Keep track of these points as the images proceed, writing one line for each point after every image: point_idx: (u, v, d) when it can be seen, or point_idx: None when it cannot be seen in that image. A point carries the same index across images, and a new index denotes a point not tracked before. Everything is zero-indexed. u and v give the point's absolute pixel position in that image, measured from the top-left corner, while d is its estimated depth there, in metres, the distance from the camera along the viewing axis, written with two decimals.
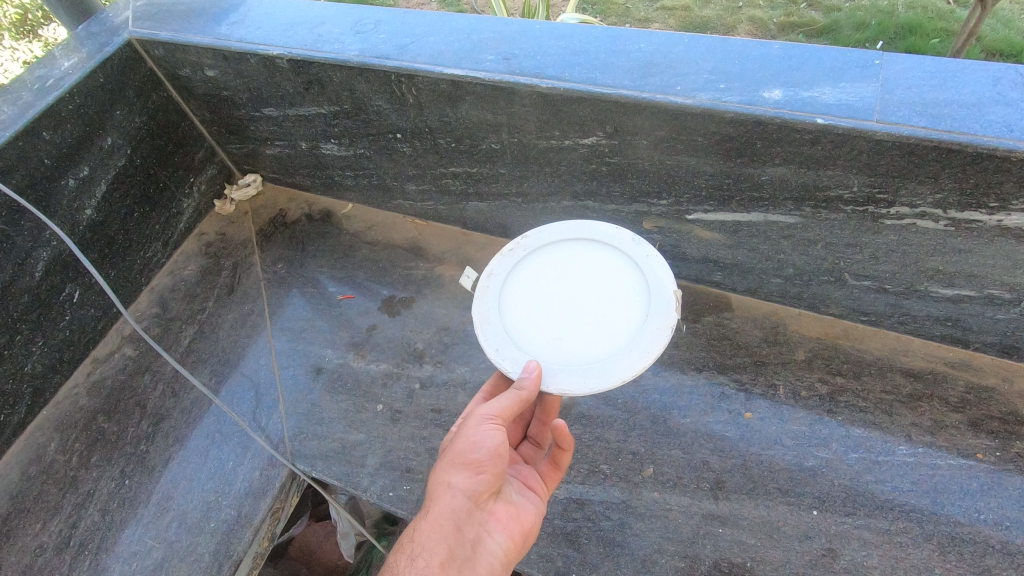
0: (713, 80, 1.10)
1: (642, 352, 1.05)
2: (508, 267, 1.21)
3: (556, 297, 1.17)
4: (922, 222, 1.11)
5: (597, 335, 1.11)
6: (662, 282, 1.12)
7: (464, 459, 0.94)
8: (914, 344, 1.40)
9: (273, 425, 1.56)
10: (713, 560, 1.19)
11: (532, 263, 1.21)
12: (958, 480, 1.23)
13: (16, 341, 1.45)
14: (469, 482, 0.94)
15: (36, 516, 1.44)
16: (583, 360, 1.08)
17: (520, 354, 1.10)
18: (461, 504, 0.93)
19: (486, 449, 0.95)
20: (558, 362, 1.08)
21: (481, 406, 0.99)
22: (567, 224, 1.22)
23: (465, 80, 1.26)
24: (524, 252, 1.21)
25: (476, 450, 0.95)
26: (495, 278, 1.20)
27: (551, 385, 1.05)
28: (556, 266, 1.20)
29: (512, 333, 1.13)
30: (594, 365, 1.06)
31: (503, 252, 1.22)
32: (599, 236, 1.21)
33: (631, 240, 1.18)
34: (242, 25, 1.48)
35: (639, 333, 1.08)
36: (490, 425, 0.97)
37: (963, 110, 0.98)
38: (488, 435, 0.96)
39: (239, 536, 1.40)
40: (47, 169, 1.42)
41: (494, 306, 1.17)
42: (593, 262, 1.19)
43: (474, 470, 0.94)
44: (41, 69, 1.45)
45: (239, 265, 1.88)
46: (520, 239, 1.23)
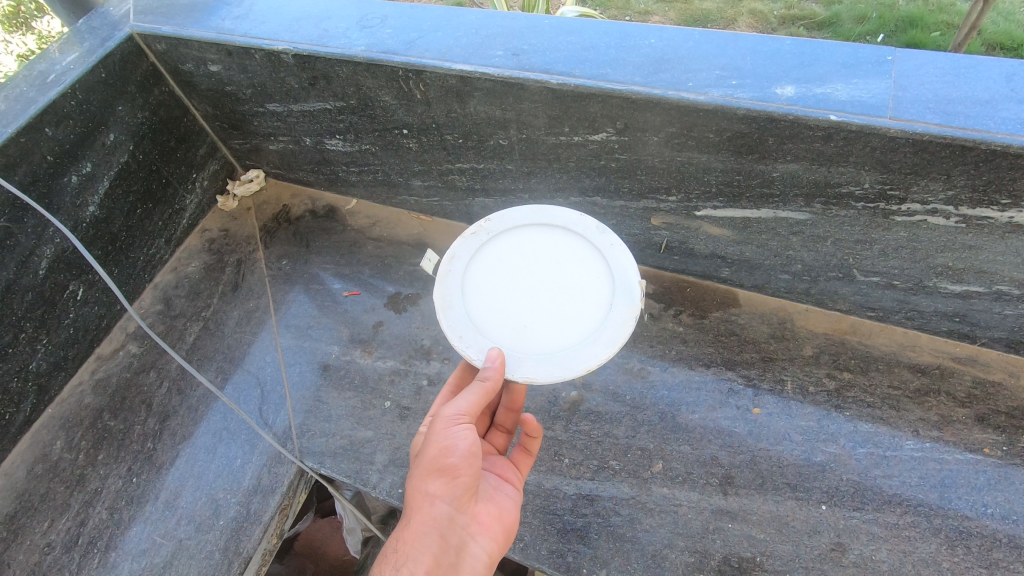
0: (725, 76, 1.10)
1: (607, 343, 1.06)
2: (470, 249, 1.19)
3: (519, 283, 1.16)
4: (933, 218, 1.12)
5: (563, 323, 1.11)
6: (625, 268, 1.13)
7: (439, 465, 0.93)
8: (921, 340, 1.41)
9: (281, 422, 1.56)
10: (723, 555, 1.20)
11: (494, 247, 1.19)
12: (965, 474, 1.24)
13: (20, 339, 1.44)
14: (446, 487, 0.93)
15: (43, 514, 1.43)
16: (547, 347, 1.09)
17: (484, 341, 1.09)
18: (441, 510, 0.93)
19: (461, 452, 0.94)
20: (523, 350, 1.09)
21: (449, 407, 0.98)
22: (528, 210, 1.20)
23: (474, 76, 1.25)
24: (486, 236, 1.20)
25: (451, 454, 0.94)
26: (457, 261, 1.17)
27: (516, 373, 1.05)
28: (519, 251, 1.18)
29: (476, 318, 1.12)
30: (561, 354, 1.07)
31: (466, 235, 1.19)
32: (560, 221, 1.19)
33: (594, 228, 1.17)
34: (246, 20, 1.46)
35: (603, 322, 1.09)
36: (462, 426, 0.96)
37: (976, 107, 0.98)
38: (462, 438, 0.95)
39: (248, 533, 1.40)
40: (50, 165, 1.41)
41: (458, 291, 1.15)
42: (557, 247, 1.18)
43: (451, 476, 0.94)
44: (42, 64, 1.44)
45: (243, 261, 1.87)
46: (483, 221, 1.20)
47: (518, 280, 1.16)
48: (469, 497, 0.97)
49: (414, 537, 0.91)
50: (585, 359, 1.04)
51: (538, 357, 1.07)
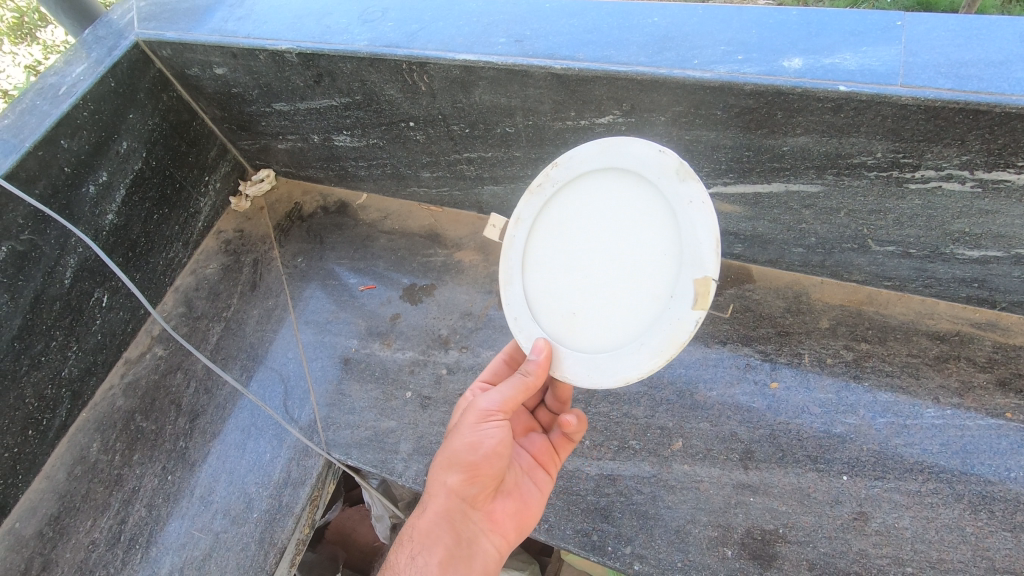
0: (731, 52, 1.09)
1: (650, 350, 0.90)
2: (535, 211, 1.06)
3: (575, 256, 1.02)
4: (948, 184, 1.10)
5: (617, 314, 0.97)
6: (694, 241, 0.87)
7: (461, 460, 1.03)
8: (939, 307, 1.40)
9: (306, 416, 1.60)
10: (745, 528, 1.22)
11: (562, 204, 1.04)
12: (987, 440, 1.24)
13: (52, 347, 1.48)
14: (464, 482, 1.04)
15: (86, 513, 1.49)
16: (593, 343, 1.00)
17: (534, 327, 1.06)
18: (456, 502, 1.04)
19: (484, 450, 1.02)
20: (574, 345, 1.02)
21: (482, 401, 1.04)
22: (597, 147, 0.97)
23: (478, 65, 1.24)
24: (552, 189, 1.04)
25: (473, 451, 1.02)
26: (522, 225, 1.07)
27: (560, 370, 1.02)
28: (587, 214, 1.02)
29: (532, 299, 1.07)
30: (608, 356, 0.97)
31: (529, 192, 1.06)
32: (637, 164, 0.93)
33: (677, 172, 0.88)
34: (248, 21, 1.47)
35: (658, 321, 0.92)
36: (490, 423, 1.03)
37: (989, 69, 0.96)
38: (487, 435, 1.03)
39: (282, 524, 1.45)
40: (68, 176, 1.44)
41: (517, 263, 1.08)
42: (625, 203, 0.97)
43: (471, 472, 1.03)
44: (53, 77, 1.46)
45: (260, 260, 1.90)
46: (549, 169, 1.03)
47: (577, 247, 1.02)
48: (485, 493, 1.07)
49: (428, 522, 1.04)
50: (625, 372, 0.93)
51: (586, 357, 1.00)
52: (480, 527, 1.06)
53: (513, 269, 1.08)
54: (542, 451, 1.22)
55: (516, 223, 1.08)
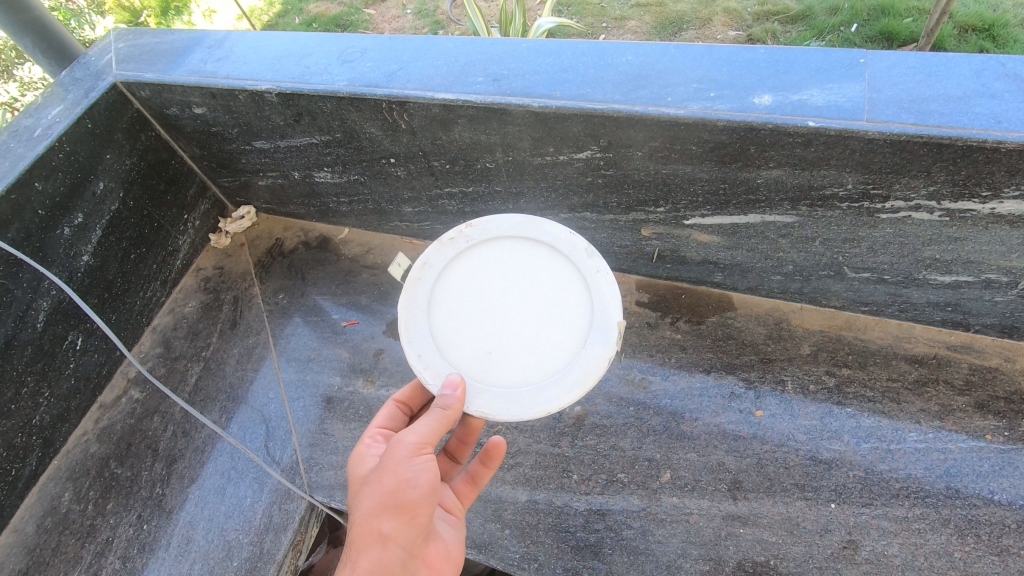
0: (703, 89, 1.12)
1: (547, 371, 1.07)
2: (445, 258, 1.15)
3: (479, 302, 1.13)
4: (917, 213, 1.13)
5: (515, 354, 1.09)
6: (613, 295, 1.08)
7: (395, 502, 0.83)
8: (916, 330, 1.42)
9: (288, 457, 1.56)
10: (736, 561, 1.21)
11: (471, 256, 1.16)
12: (969, 462, 1.25)
13: (22, 394, 1.44)
14: (404, 527, 0.82)
15: (56, 568, 1.43)
16: (507, 379, 1.07)
17: (439, 364, 1.07)
18: (395, 554, 0.81)
19: (422, 485, 0.85)
20: (479, 379, 1.07)
21: (405, 434, 0.89)
22: (517, 219, 1.15)
23: (457, 103, 1.26)
24: (466, 243, 1.16)
25: (409, 488, 0.84)
26: (429, 268, 1.15)
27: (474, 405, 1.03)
28: (494, 267, 1.15)
29: (439, 340, 1.10)
30: (522, 392, 1.05)
31: (442, 242, 1.16)
32: (541, 241, 1.14)
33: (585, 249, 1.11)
34: (228, 61, 1.48)
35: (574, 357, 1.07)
36: (417, 457, 0.87)
37: (950, 104, 1.00)
38: (421, 468, 0.86)
39: (263, 573, 1.40)
40: (42, 220, 1.42)
41: (422, 303, 1.13)
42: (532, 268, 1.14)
43: (408, 514, 0.83)
44: (28, 119, 1.45)
45: (240, 298, 1.88)
46: (464, 227, 1.17)
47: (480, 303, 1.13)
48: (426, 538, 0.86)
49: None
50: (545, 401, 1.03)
51: (494, 391, 1.05)
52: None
53: (418, 308, 1.12)
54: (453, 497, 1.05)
55: (422, 266, 1.16)
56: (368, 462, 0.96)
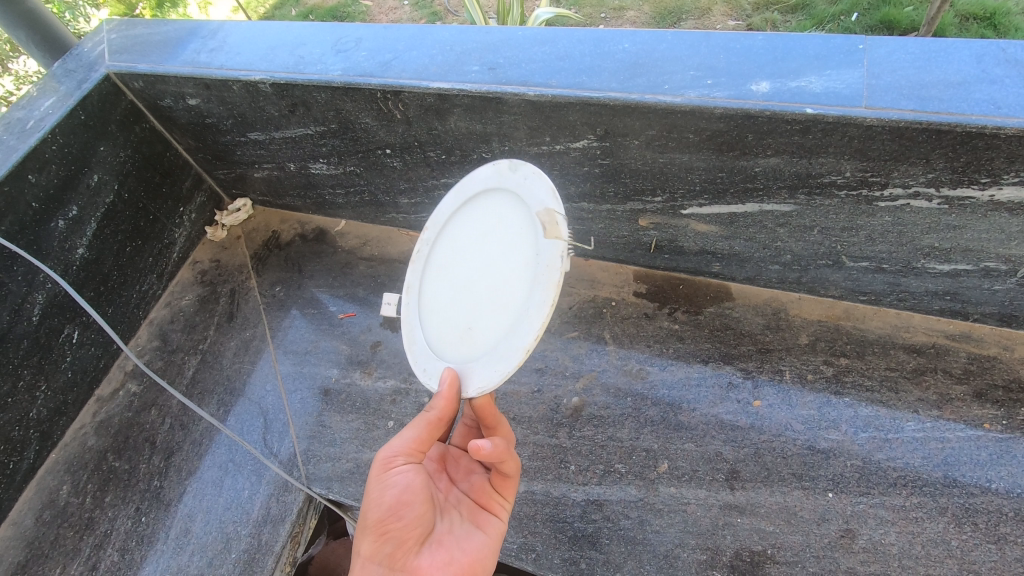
0: (700, 76, 1.11)
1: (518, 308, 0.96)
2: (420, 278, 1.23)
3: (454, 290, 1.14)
4: (915, 201, 1.13)
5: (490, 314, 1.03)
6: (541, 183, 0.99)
7: (366, 521, 0.98)
8: (914, 320, 1.42)
9: (286, 449, 1.56)
10: (734, 550, 1.21)
11: (441, 252, 1.20)
12: (967, 451, 1.25)
13: (19, 387, 1.44)
14: (375, 544, 0.97)
15: (55, 560, 1.43)
16: (489, 341, 1.00)
17: (439, 363, 1.09)
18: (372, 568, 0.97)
19: (388, 501, 0.98)
20: (470, 357, 1.03)
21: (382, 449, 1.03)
22: (452, 198, 1.20)
23: (452, 93, 1.25)
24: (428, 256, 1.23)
25: (375, 507, 0.98)
26: (413, 292, 1.23)
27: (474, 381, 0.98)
28: (454, 251, 1.17)
29: (434, 346, 1.12)
30: (502, 344, 0.96)
31: (413, 262, 1.25)
32: (483, 184, 1.13)
33: (506, 168, 1.07)
34: (221, 52, 1.47)
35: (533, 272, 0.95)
36: (389, 471, 1.00)
37: (949, 90, 0.99)
38: (392, 482, 1.00)
39: (261, 564, 1.41)
40: (36, 212, 1.41)
41: (417, 321, 1.19)
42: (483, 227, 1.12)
43: (380, 532, 0.97)
44: (21, 111, 1.44)
45: (237, 291, 1.88)
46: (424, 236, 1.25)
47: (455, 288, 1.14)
48: (407, 549, 0.98)
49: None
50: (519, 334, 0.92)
51: (480, 360, 0.99)
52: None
53: (414, 326, 1.19)
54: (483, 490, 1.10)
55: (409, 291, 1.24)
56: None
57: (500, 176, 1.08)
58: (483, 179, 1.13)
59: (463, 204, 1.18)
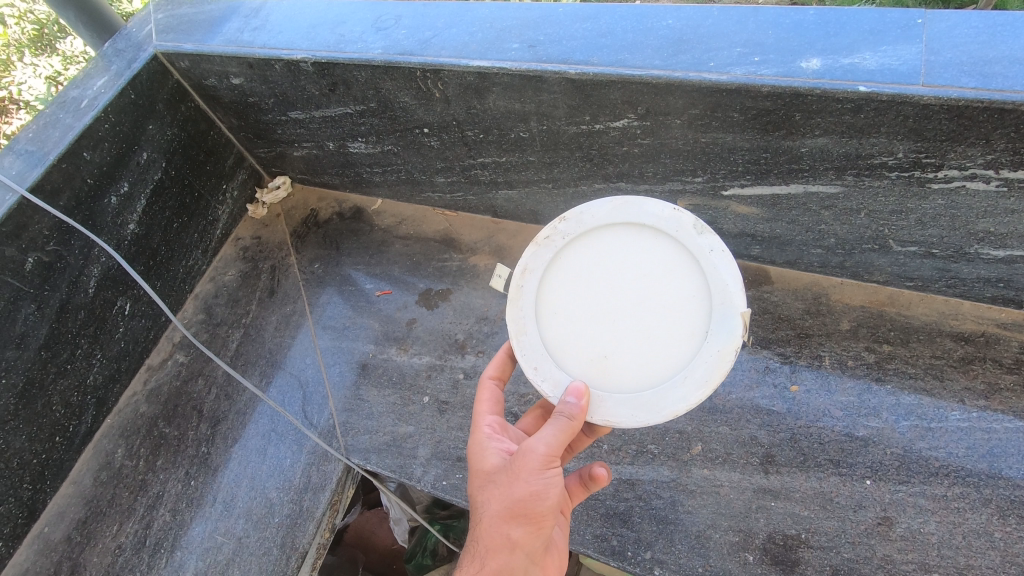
0: (747, 53, 1.08)
1: (698, 383, 0.97)
2: (545, 260, 1.08)
3: (598, 295, 1.06)
4: (972, 183, 1.08)
5: (645, 356, 1.03)
6: (726, 290, 0.98)
7: (526, 511, 0.93)
8: (963, 307, 1.37)
9: (325, 421, 1.62)
10: (767, 534, 1.21)
11: (576, 253, 1.08)
12: (1016, 443, 1.21)
13: (77, 354, 1.51)
14: (530, 533, 0.94)
15: (112, 518, 1.52)
16: (629, 382, 1.03)
17: (557, 372, 1.05)
18: (521, 557, 0.93)
19: (548, 500, 0.93)
20: (602, 385, 1.03)
21: (533, 441, 0.95)
22: (611, 204, 1.05)
23: (492, 71, 1.25)
24: (563, 241, 1.07)
25: (540, 499, 0.93)
26: (531, 274, 1.09)
27: (596, 416, 1.01)
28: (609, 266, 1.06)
29: (551, 346, 1.07)
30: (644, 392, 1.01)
31: (537, 242, 1.08)
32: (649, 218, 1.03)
33: (693, 229, 1.01)
34: (264, 31, 1.49)
35: (696, 354, 1.00)
36: (547, 470, 0.94)
37: (1015, 66, 0.94)
38: (557, 481, 0.94)
39: (303, 529, 1.47)
40: (91, 188, 1.46)
41: (531, 312, 1.08)
42: (640, 255, 1.04)
43: (537, 522, 0.94)
44: (76, 90, 1.49)
45: (277, 267, 1.93)
46: (557, 223, 1.07)
47: (602, 293, 1.06)
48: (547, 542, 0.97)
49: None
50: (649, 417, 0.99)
51: (614, 394, 1.02)
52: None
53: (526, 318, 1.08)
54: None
55: (524, 273, 1.09)
56: (493, 458, 1.00)
57: (682, 232, 1.01)
58: (652, 216, 1.03)
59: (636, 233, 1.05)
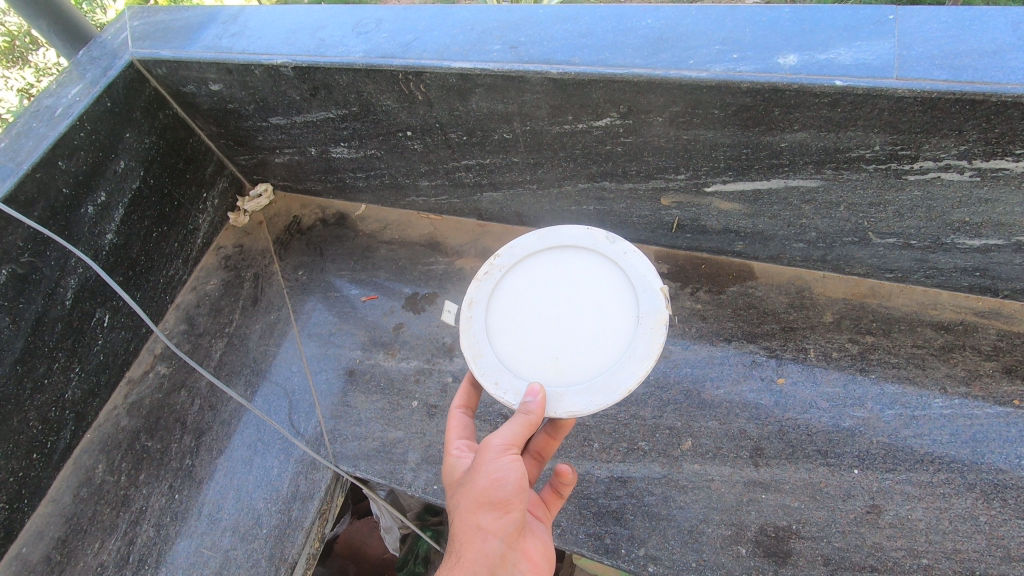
0: (726, 50, 1.09)
1: (643, 357, 0.98)
2: (486, 292, 1.12)
3: (538, 307, 1.09)
4: (946, 174, 1.11)
5: (592, 349, 1.03)
6: (646, 277, 1.04)
7: (490, 497, 0.84)
8: (942, 297, 1.40)
9: (312, 429, 1.59)
10: (759, 526, 1.22)
11: (512, 282, 1.12)
12: (997, 428, 1.24)
13: (55, 368, 1.47)
14: (500, 521, 0.85)
15: (94, 536, 1.48)
16: (581, 375, 1.01)
17: (516, 382, 1.03)
18: (496, 547, 0.84)
19: (512, 484, 0.86)
20: (557, 384, 1.02)
21: (493, 436, 0.90)
22: (535, 235, 1.13)
23: (474, 72, 1.25)
24: (498, 274, 1.13)
25: (503, 485, 0.85)
26: (476, 305, 1.12)
27: (559, 410, 0.98)
28: (544, 283, 1.10)
29: (506, 361, 1.05)
30: (595, 379, 1.00)
31: (477, 277, 1.13)
32: (569, 238, 1.12)
33: (606, 238, 1.09)
34: (242, 36, 1.47)
35: (634, 336, 1.02)
36: (507, 456, 0.88)
37: (984, 59, 0.96)
38: (517, 465, 0.87)
39: (292, 539, 1.45)
40: (67, 198, 1.43)
41: (482, 336, 1.09)
42: (567, 269, 1.10)
43: (502, 510, 0.85)
44: (49, 99, 1.46)
45: (260, 275, 1.90)
46: (493, 259, 1.14)
47: (542, 306, 1.09)
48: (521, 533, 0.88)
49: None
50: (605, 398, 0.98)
51: (572, 388, 1.00)
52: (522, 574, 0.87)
53: (477, 342, 1.08)
54: (537, 507, 1.05)
55: (470, 305, 1.12)
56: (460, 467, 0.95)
57: (596, 241, 1.10)
58: (569, 236, 1.12)
59: (562, 253, 1.12)
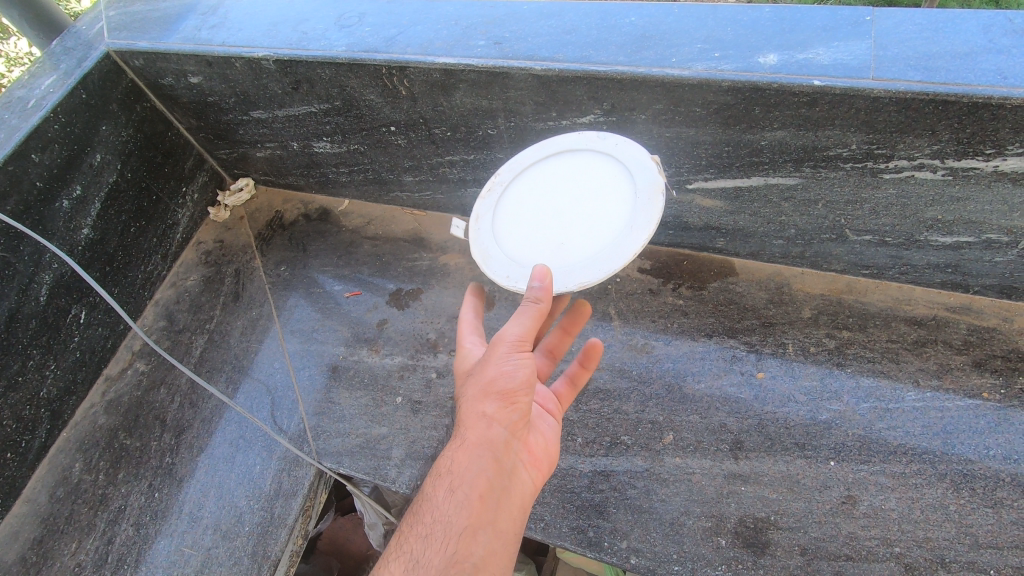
0: (708, 49, 1.11)
1: (644, 222, 0.94)
2: (492, 206, 1.16)
3: (540, 208, 1.10)
4: (920, 173, 1.13)
5: (592, 232, 1.01)
6: (637, 159, 1.02)
7: (498, 388, 0.87)
8: (915, 293, 1.43)
9: (295, 426, 1.58)
10: (738, 518, 1.24)
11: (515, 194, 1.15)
12: (967, 420, 1.27)
13: (29, 366, 1.45)
14: (506, 412, 0.88)
15: (71, 536, 1.46)
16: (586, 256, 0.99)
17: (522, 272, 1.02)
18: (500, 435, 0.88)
19: (519, 379, 0.88)
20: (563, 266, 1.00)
21: (506, 329, 0.90)
22: (534, 148, 1.16)
23: (458, 68, 1.24)
24: (502, 188, 1.17)
25: (510, 379, 0.88)
26: (483, 219, 1.16)
27: (568, 284, 0.96)
28: (545, 189, 1.12)
29: (512, 258, 1.06)
30: (599, 252, 0.97)
31: (482, 194, 1.18)
32: (562, 143, 1.13)
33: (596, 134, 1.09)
34: (222, 29, 1.45)
35: (634, 210, 0.98)
36: (518, 351, 0.89)
37: (956, 61, 0.99)
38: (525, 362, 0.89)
39: (274, 536, 1.44)
40: (40, 191, 1.40)
41: (490, 242, 1.11)
42: (566, 173, 1.11)
43: (507, 403, 0.88)
44: (22, 90, 1.43)
45: (242, 270, 1.88)
46: (495, 177, 1.19)
47: (545, 208, 1.10)
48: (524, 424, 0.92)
49: (478, 486, 0.85)
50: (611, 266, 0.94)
51: (576, 267, 0.98)
52: (523, 459, 0.93)
53: (485, 249, 1.11)
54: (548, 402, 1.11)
55: (476, 220, 1.16)
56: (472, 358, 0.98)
57: (587, 140, 1.10)
58: (563, 141, 1.13)
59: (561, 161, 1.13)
